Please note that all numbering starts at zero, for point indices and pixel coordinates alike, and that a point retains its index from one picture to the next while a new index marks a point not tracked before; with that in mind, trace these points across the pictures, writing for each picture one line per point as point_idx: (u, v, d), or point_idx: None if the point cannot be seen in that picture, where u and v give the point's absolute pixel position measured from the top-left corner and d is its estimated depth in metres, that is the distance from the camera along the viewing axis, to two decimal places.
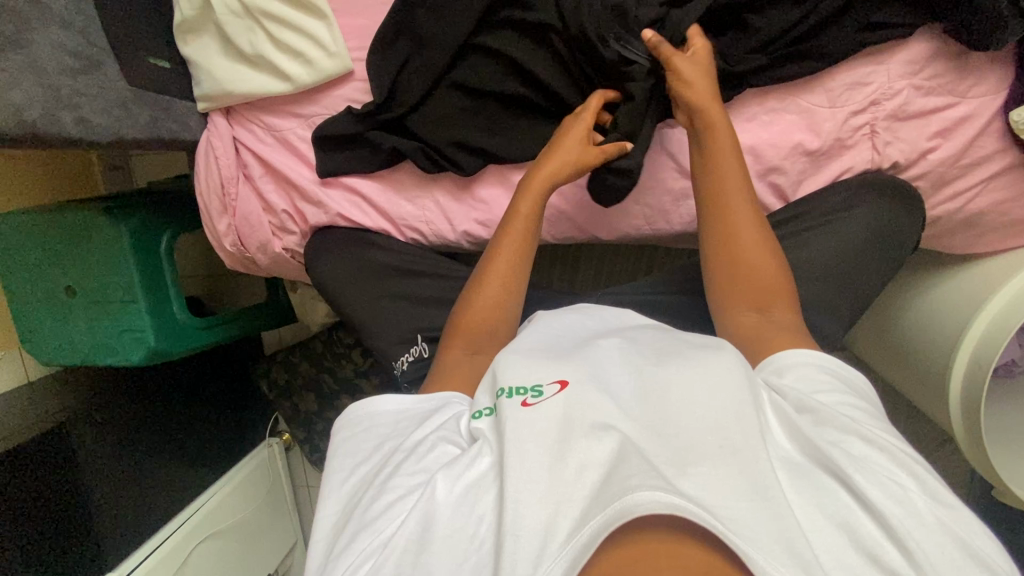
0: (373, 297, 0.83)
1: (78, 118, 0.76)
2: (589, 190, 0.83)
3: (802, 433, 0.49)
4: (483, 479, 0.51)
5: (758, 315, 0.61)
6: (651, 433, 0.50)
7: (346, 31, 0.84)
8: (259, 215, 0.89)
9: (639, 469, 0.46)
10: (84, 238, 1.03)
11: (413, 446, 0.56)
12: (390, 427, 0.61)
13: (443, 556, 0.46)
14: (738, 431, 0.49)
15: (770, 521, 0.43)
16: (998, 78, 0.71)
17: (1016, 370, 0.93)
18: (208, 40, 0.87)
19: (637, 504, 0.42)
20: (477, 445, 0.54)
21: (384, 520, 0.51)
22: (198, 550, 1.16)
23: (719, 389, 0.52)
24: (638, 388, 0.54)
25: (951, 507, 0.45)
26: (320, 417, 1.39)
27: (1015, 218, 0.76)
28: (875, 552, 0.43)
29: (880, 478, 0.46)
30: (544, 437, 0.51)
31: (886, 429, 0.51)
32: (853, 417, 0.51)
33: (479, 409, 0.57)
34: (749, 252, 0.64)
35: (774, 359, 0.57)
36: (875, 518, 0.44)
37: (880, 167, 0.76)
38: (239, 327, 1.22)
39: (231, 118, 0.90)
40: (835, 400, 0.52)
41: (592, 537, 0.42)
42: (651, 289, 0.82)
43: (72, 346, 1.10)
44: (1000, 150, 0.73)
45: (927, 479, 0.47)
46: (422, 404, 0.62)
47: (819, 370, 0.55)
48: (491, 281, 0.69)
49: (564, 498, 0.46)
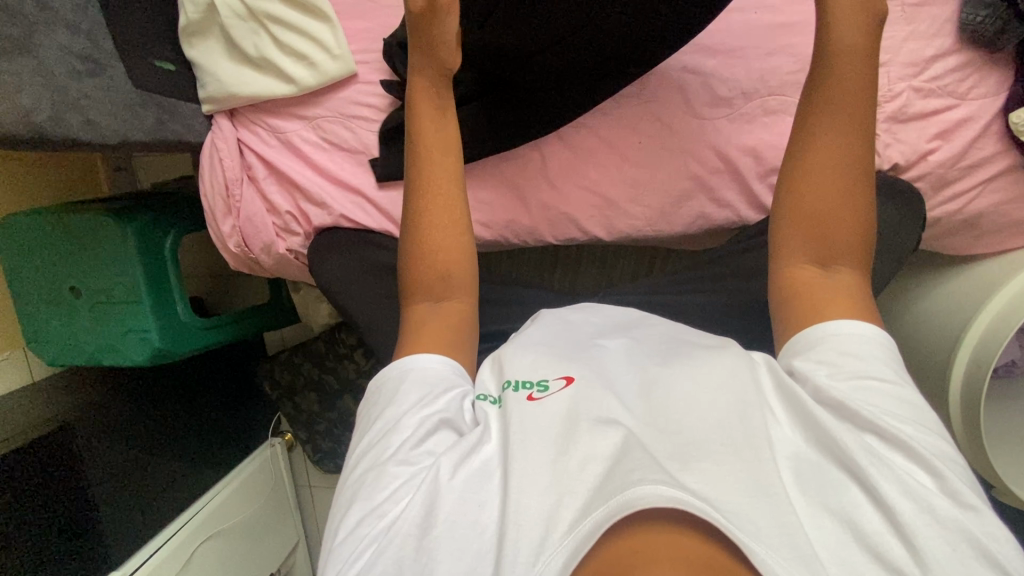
0: (375, 297, 0.84)
1: (85, 121, 0.76)
2: (590, 192, 0.83)
3: (815, 421, 0.50)
4: (486, 469, 0.52)
5: (821, 271, 0.59)
6: (655, 428, 0.51)
7: (350, 35, 0.85)
8: (263, 216, 0.90)
9: (642, 463, 0.46)
10: (90, 239, 1.03)
11: (415, 427, 0.55)
12: (393, 392, 0.59)
13: (446, 537, 0.47)
14: (742, 426, 0.50)
15: (773, 516, 0.44)
16: (996, 82, 0.73)
17: (1016, 371, 0.94)
18: (213, 43, 0.88)
19: (640, 496, 0.43)
20: (480, 431, 0.55)
21: (388, 503, 0.51)
22: (202, 549, 1.16)
23: (726, 389, 0.53)
24: (643, 385, 0.55)
25: (973, 509, 0.44)
26: (322, 417, 1.39)
27: (1014, 218, 0.77)
28: (879, 549, 0.44)
29: (897, 475, 0.46)
30: (549, 429, 0.52)
31: (925, 423, 0.49)
32: (882, 408, 0.50)
33: (484, 393, 0.59)
34: (822, 201, 0.59)
35: (820, 328, 0.55)
36: (884, 515, 0.45)
37: (880, 168, 0.75)
38: (243, 326, 1.23)
39: (236, 121, 0.90)
40: (874, 395, 0.50)
41: (594, 528, 0.43)
42: (652, 289, 0.83)
43: (79, 346, 1.11)
44: (1000, 151, 0.73)
45: (948, 476, 0.46)
46: (415, 369, 0.60)
47: (862, 346, 0.53)
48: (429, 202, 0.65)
49: (568, 491, 0.47)
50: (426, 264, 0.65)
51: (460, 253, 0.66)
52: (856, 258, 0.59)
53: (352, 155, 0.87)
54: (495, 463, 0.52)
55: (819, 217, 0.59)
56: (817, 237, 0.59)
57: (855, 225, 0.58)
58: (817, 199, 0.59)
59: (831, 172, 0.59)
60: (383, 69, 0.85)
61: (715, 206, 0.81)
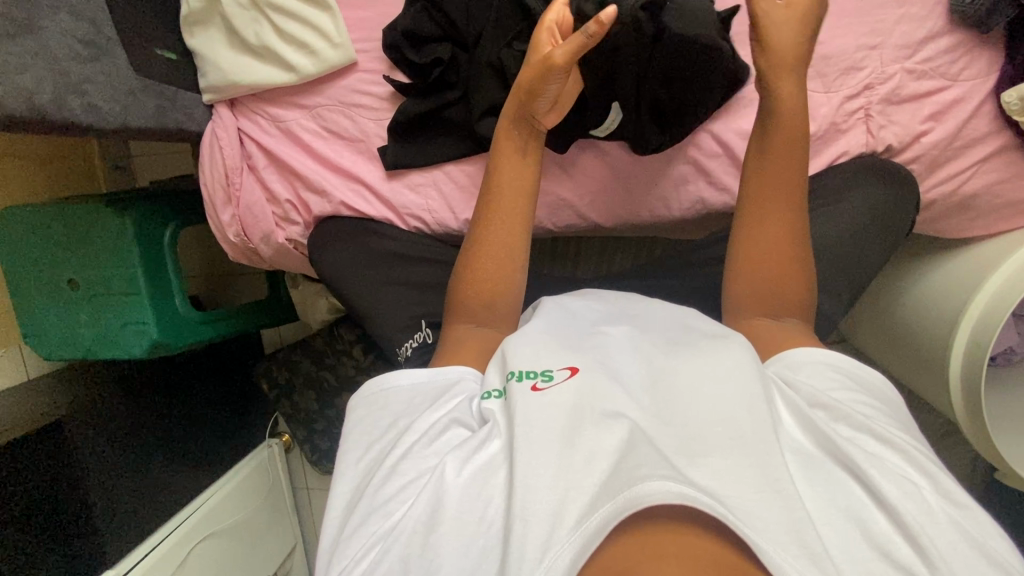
0: (380, 285, 0.85)
1: (86, 105, 0.77)
2: (590, 178, 0.84)
3: (814, 427, 0.51)
4: (493, 462, 0.52)
5: (769, 322, 0.63)
6: (661, 421, 0.52)
7: (350, 23, 0.85)
8: (263, 206, 0.90)
9: (649, 459, 0.47)
10: (89, 230, 1.03)
11: (427, 430, 0.57)
12: (404, 404, 0.61)
13: (449, 534, 0.48)
14: (747, 423, 0.50)
15: (784, 511, 0.45)
16: (988, 61, 0.74)
17: (1014, 358, 0.94)
18: (214, 32, 0.88)
19: (648, 493, 0.43)
20: (488, 427, 0.55)
21: (394, 502, 0.52)
22: (197, 550, 1.15)
23: (732, 380, 0.53)
24: (647, 377, 0.56)
25: (964, 506, 0.47)
26: (319, 416, 1.37)
27: (1009, 199, 0.78)
28: (886, 546, 0.45)
29: (894, 474, 0.48)
30: (554, 422, 0.52)
31: (898, 426, 0.53)
32: (865, 413, 0.53)
33: (489, 389, 0.59)
34: (766, 234, 0.64)
35: (782, 356, 0.59)
36: (888, 514, 0.46)
37: (875, 150, 0.77)
38: (240, 324, 1.22)
39: (237, 110, 0.91)
40: (847, 398, 0.54)
41: (602, 524, 0.43)
42: (653, 274, 0.83)
43: (76, 339, 1.10)
44: (994, 131, 0.75)
45: (939, 477, 0.48)
46: (438, 377, 0.62)
47: (831, 369, 0.57)
48: (496, 219, 0.68)
49: (574, 486, 0.47)
50: (475, 282, 0.67)
51: (510, 273, 0.67)
52: (802, 311, 0.63)
53: (352, 143, 0.88)
54: (502, 456, 0.53)
55: (770, 260, 0.63)
56: (775, 289, 0.63)
57: (805, 287, 0.63)
58: (760, 243, 0.64)
59: (780, 219, 0.64)
60: (383, 57, 0.85)
61: (714, 190, 0.82)
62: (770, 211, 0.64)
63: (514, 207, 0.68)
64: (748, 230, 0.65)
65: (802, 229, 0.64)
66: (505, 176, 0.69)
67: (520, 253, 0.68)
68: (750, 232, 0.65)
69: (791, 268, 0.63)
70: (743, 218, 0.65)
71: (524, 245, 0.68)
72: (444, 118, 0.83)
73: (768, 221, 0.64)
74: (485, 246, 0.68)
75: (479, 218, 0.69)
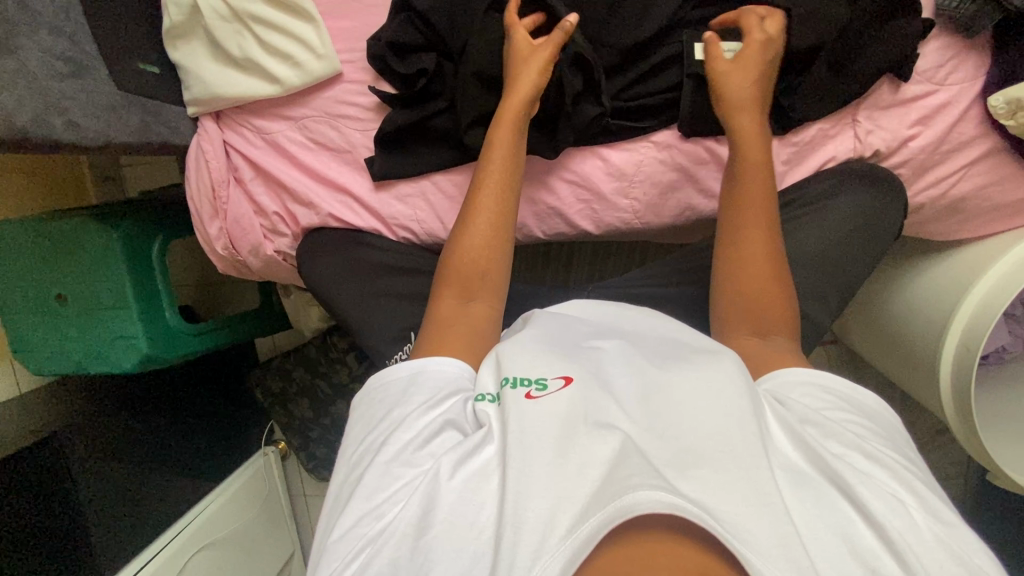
0: (369, 297, 0.85)
1: (68, 122, 0.76)
2: (578, 185, 0.83)
3: (806, 443, 0.51)
4: (486, 469, 0.52)
5: (759, 340, 0.62)
6: (652, 434, 0.51)
7: (334, 34, 0.85)
8: (251, 218, 0.90)
9: (641, 468, 0.47)
10: (76, 246, 1.02)
11: (420, 429, 0.56)
12: (399, 394, 0.60)
13: (440, 539, 0.47)
14: (738, 435, 0.50)
15: (772, 527, 0.44)
16: (974, 65, 0.73)
17: (1006, 357, 0.94)
18: (196, 44, 0.87)
19: (638, 502, 0.43)
20: (484, 432, 0.55)
21: (387, 503, 0.52)
22: (195, 559, 1.14)
23: (721, 393, 0.53)
24: (640, 388, 0.55)
25: (950, 525, 0.47)
26: (315, 423, 1.37)
27: (998, 202, 0.77)
28: (873, 563, 0.45)
29: (882, 491, 0.48)
30: (548, 432, 0.51)
31: (887, 444, 0.53)
32: (856, 433, 0.53)
33: (483, 393, 0.58)
34: (745, 257, 0.66)
35: (773, 376, 0.59)
36: (876, 530, 0.46)
37: (863, 155, 0.78)
38: (233, 334, 1.21)
39: (222, 123, 0.90)
40: (837, 417, 0.55)
41: (592, 534, 0.43)
42: (641, 281, 0.83)
43: (66, 353, 1.09)
44: (982, 134, 0.74)
45: (925, 494, 0.49)
46: (431, 368, 0.61)
47: (821, 391, 0.57)
48: (481, 220, 0.70)
49: (566, 496, 0.47)
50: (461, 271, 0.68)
51: (492, 289, 0.69)
52: (787, 329, 0.63)
53: (338, 154, 0.87)
54: (495, 463, 0.52)
55: (753, 281, 0.64)
56: (764, 309, 0.63)
57: (783, 304, 0.64)
58: (744, 271, 0.65)
59: (757, 241, 0.66)
60: (368, 67, 0.85)
61: (702, 197, 0.82)
62: (749, 229, 0.67)
63: (494, 227, 0.70)
64: (729, 250, 0.67)
65: (779, 261, 0.66)
66: (489, 194, 0.72)
67: (499, 266, 0.70)
68: (730, 255, 0.67)
69: (779, 295, 0.64)
70: (722, 246, 0.68)
71: (509, 245, 0.71)
72: (430, 127, 0.83)
73: (747, 243, 0.66)
74: (466, 249, 0.69)
75: (456, 231, 0.71)
